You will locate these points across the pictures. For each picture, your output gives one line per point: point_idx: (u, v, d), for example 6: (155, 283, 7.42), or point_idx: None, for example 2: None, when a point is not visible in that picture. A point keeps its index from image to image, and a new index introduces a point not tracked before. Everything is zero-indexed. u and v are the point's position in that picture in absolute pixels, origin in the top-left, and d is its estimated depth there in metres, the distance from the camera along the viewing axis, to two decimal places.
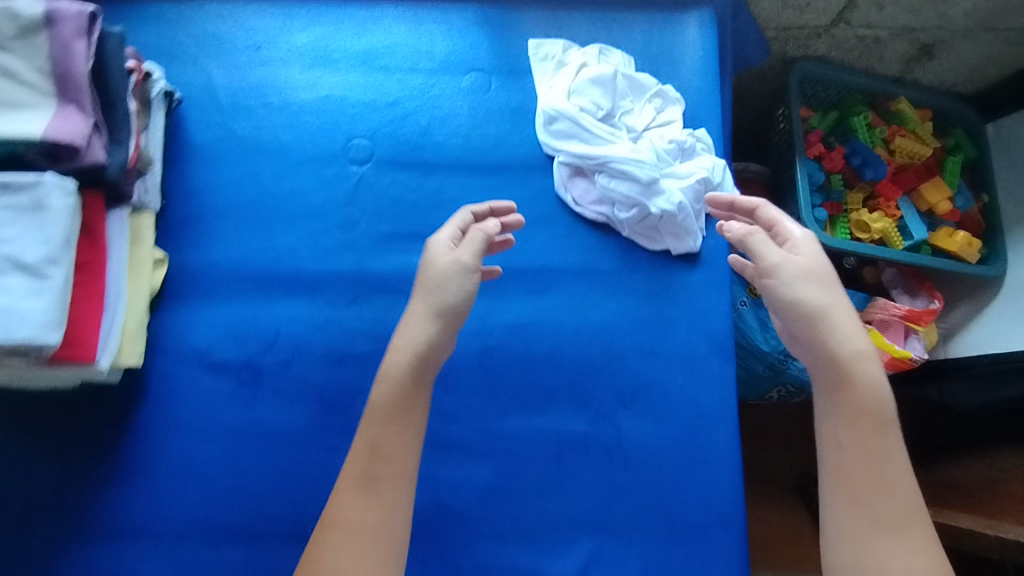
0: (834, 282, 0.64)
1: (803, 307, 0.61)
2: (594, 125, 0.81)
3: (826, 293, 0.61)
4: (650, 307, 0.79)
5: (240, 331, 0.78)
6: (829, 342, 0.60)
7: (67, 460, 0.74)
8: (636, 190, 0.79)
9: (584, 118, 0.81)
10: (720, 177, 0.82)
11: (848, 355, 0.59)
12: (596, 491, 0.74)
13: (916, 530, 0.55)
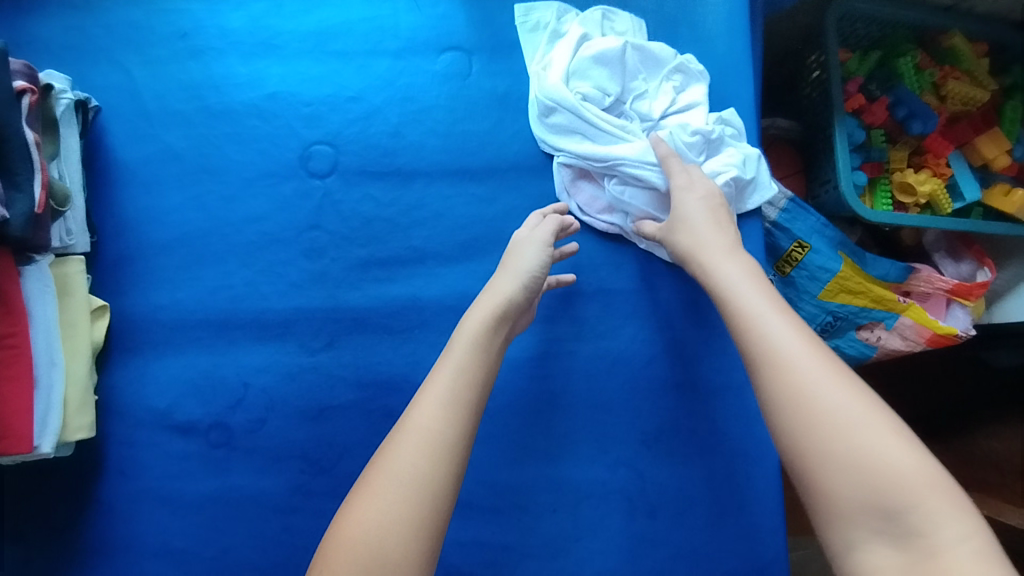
0: (700, 195, 0.63)
1: (673, 246, 0.63)
2: (598, 115, 0.68)
3: (686, 218, 0.63)
4: (672, 331, 0.69)
5: (203, 385, 0.68)
6: (686, 257, 0.61)
7: (26, 543, 0.66)
8: (653, 199, 0.67)
9: (588, 110, 0.68)
10: (753, 171, 0.69)
11: (726, 282, 0.57)
12: (620, 545, 0.66)
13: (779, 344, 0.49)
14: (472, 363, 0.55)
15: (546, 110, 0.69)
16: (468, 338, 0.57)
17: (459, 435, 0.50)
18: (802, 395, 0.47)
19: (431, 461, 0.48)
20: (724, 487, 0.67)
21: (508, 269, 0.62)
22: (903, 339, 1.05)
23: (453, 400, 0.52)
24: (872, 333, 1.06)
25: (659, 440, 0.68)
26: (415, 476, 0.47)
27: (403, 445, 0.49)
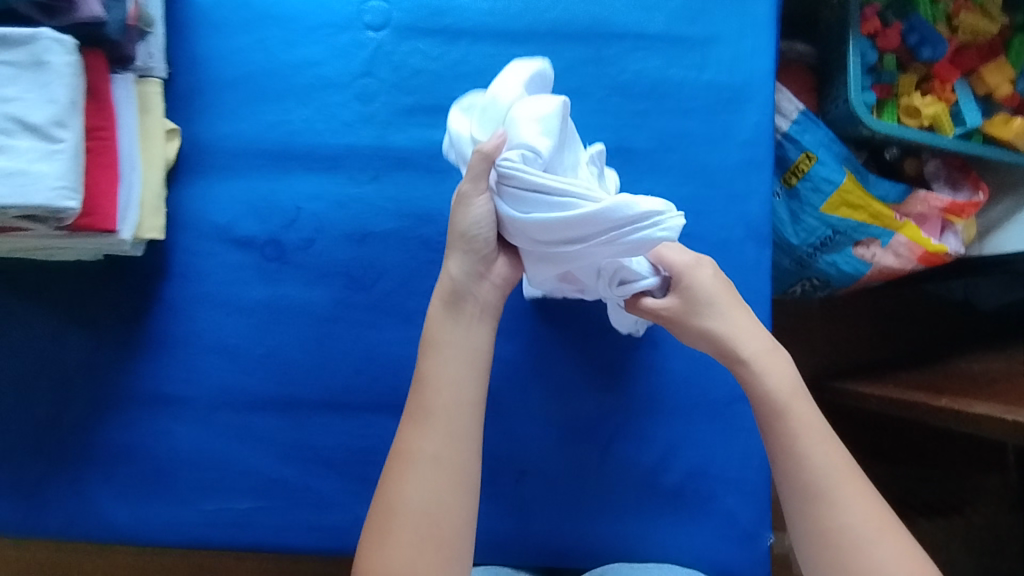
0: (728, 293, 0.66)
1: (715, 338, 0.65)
2: (561, 200, 0.58)
3: (731, 318, 0.66)
4: (687, 190, 0.75)
5: (260, 206, 0.76)
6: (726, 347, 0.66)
7: (98, 330, 0.75)
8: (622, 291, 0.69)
9: (549, 198, 0.59)
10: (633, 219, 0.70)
11: (775, 403, 0.63)
12: (624, 369, 0.75)
13: (824, 490, 0.60)
14: (446, 367, 0.63)
15: (510, 213, 0.61)
16: (462, 351, 0.64)
17: (466, 456, 0.61)
18: (831, 528, 0.59)
19: (447, 479, 0.60)
20: None
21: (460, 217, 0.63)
22: (896, 257, 1.12)
23: (449, 419, 0.62)
24: (867, 250, 1.13)
25: None
26: (436, 494, 0.59)
27: (426, 473, 0.60)
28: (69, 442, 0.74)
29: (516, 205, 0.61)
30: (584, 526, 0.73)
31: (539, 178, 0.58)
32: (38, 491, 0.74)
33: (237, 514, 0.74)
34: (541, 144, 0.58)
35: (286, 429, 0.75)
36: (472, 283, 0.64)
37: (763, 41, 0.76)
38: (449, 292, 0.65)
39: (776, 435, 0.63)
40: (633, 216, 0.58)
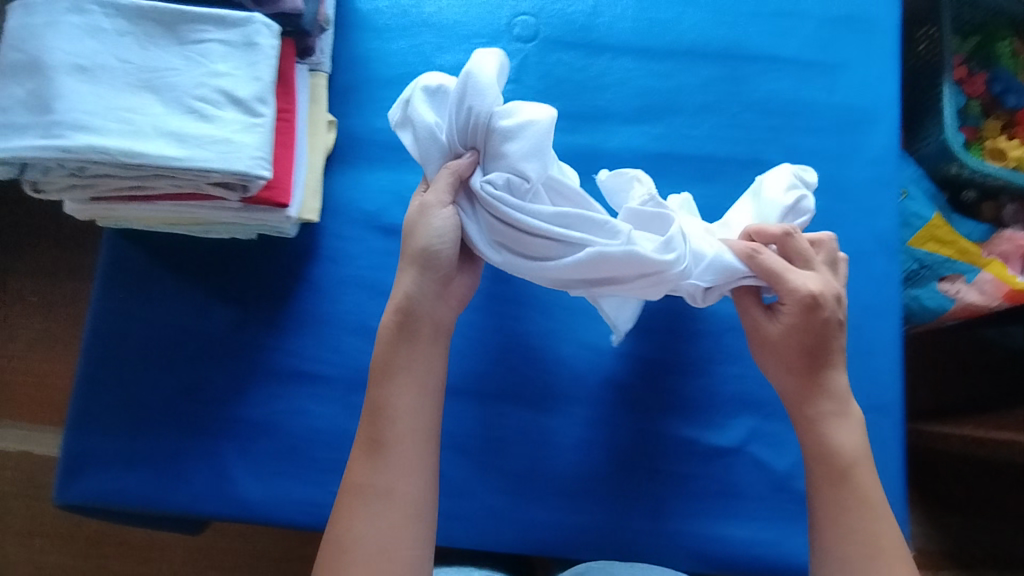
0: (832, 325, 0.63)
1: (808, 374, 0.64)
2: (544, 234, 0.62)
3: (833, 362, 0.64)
4: (817, 201, 0.79)
5: (408, 197, 0.80)
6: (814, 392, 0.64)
7: (244, 306, 0.77)
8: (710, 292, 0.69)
9: (528, 230, 0.63)
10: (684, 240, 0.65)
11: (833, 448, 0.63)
12: (757, 372, 0.76)
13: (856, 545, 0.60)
14: (416, 404, 0.62)
15: (475, 237, 0.64)
16: (416, 382, 0.63)
17: (421, 495, 0.61)
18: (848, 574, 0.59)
19: (398, 515, 0.60)
20: (853, 336, 0.77)
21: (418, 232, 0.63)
22: (982, 293, 1.09)
23: (419, 460, 0.62)
24: (952, 286, 1.11)
25: None
26: (390, 531, 0.59)
27: (368, 511, 0.60)
28: (207, 415, 0.75)
29: (492, 231, 0.64)
30: (718, 529, 0.72)
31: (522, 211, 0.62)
32: (173, 462, 0.74)
33: None
34: (531, 168, 0.62)
35: None
36: (427, 301, 0.63)
37: (886, 69, 0.82)
38: (402, 312, 0.63)
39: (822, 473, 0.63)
40: (617, 257, 0.62)
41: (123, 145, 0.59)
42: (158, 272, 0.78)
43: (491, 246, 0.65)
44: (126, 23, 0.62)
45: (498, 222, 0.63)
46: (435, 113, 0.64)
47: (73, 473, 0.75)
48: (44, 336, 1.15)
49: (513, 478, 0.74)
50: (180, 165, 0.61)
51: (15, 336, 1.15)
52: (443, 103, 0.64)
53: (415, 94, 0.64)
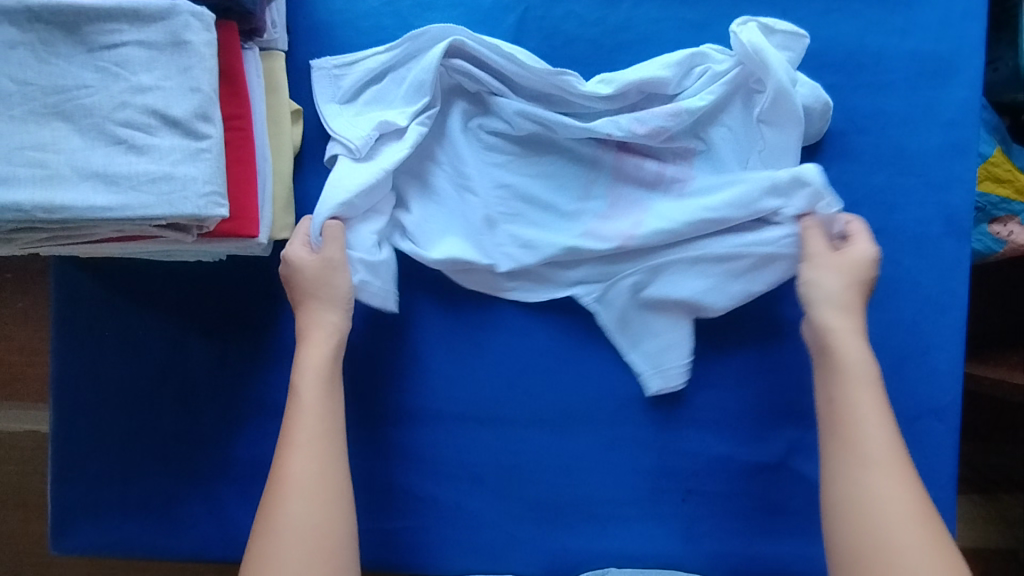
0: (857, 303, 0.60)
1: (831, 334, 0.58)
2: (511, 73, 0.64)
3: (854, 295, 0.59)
4: (879, 177, 0.67)
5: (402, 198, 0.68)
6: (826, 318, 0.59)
7: (223, 337, 0.68)
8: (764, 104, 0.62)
9: (489, 77, 0.65)
10: (690, 81, 0.64)
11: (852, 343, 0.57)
12: (802, 380, 0.68)
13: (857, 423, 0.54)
14: (320, 403, 0.59)
15: (416, 91, 0.64)
16: (323, 337, 0.61)
17: (334, 483, 0.56)
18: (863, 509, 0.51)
19: (315, 510, 0.54)
20: (912, 333, 0.67)
21: (313, 341, 0.61)
22: None
23: (317, 440, 0.57)
24: (1003, 228, 0.86)
25: None
26: (314, 530, 0.54)
27: (289, 503, 0.54)
28: (203, 455, 0.69)
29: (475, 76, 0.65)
30: (754, 548, 0.68)
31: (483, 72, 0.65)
32: (170, 508, 0.69)
33: (385, 533, 0.69)
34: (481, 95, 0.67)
35: (431, 442, 0.69)
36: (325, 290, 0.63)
37: (973, 3, 0.67)
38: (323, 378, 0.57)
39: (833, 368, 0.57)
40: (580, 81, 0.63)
41: (40, 198, 0.48)
42: (118, 302, 0.69)
43: (465, 122, 0.67)
44: (13, 30, 0.48)
45: (462, 82, 0.66)
46: (336, 83, 0.66)
47: (65, 524, 0.70)
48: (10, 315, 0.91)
49: (535, 506, 0.69)
50: (116, 215, 0.49)
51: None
52: (334, 80, 0.66)
53: (321, 73, 0.66)
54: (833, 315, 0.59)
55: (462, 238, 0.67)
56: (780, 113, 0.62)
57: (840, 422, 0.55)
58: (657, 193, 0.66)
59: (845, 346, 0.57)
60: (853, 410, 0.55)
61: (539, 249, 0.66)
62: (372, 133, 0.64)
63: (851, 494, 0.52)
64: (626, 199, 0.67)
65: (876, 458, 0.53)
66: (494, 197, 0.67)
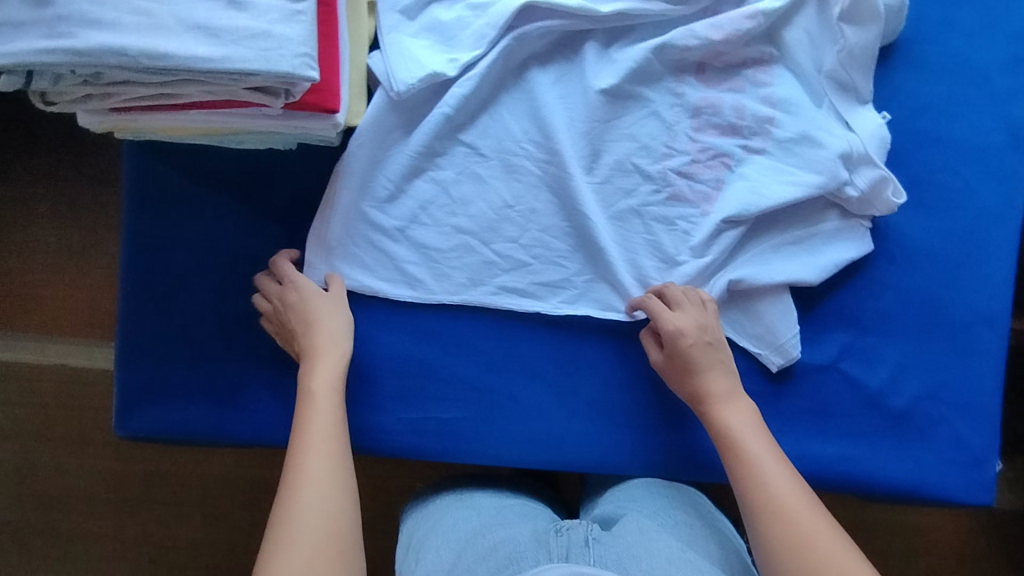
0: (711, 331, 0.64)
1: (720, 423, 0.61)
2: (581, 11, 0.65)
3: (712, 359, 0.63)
4: (944, 86, 0.68)
5: (472, 163, 0.69)
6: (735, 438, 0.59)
7: (289, 226, 0.70)
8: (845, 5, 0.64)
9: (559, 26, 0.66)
10: None
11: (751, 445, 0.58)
12: (854, 285, 0.69)
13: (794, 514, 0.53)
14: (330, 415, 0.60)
15: (480, 42, 0.66)
16: (332, 348, 0.64)
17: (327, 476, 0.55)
18: None
19: (324, 512, 0.53)
20: (965, 242, 0.68)
21: (321, 353, 0.63)
22: None
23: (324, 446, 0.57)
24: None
25: (907, 191, 0.68)
26: (324, 521, 0.53)
27: (302, 496, 0.54)
28: (265, 342, 0.70)
29: (547, 30, 0.67)
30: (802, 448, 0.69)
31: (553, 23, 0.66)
32: (232, 393, 0.71)
33: (441, 423, 0.71)
34: (555, 48, 0.69)
35: (489, 338, 0.71)
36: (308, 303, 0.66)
37: None
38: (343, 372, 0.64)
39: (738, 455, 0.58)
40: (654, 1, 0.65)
41: (144, 44, 0.49)
42: (187, 190, 0.70)
43: (539, 82, 0.68)
44: None
45: (533, 42, 0.68)
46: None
47: (129, 405, 0.71)
48: (78, 243, 1.03)
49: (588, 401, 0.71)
50: (214, 67, 0.51)
51: (18, 249, 1.03)
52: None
53: None
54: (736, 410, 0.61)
55: (436, 213, 0.69)
56: (861, 11, 0.64)
57: (747, 472, 0.57)
58: (743, 130, 0.68)
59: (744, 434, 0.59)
60: (780, 511, 0.53)
61: (585, 216, 0.68)
62: (420, 83, 0.65)
63: (767, 519, 0.54)
64: (708, 155, 0.68)
65: (787, 506, 0.54)
66: (553, 165, 0.68)
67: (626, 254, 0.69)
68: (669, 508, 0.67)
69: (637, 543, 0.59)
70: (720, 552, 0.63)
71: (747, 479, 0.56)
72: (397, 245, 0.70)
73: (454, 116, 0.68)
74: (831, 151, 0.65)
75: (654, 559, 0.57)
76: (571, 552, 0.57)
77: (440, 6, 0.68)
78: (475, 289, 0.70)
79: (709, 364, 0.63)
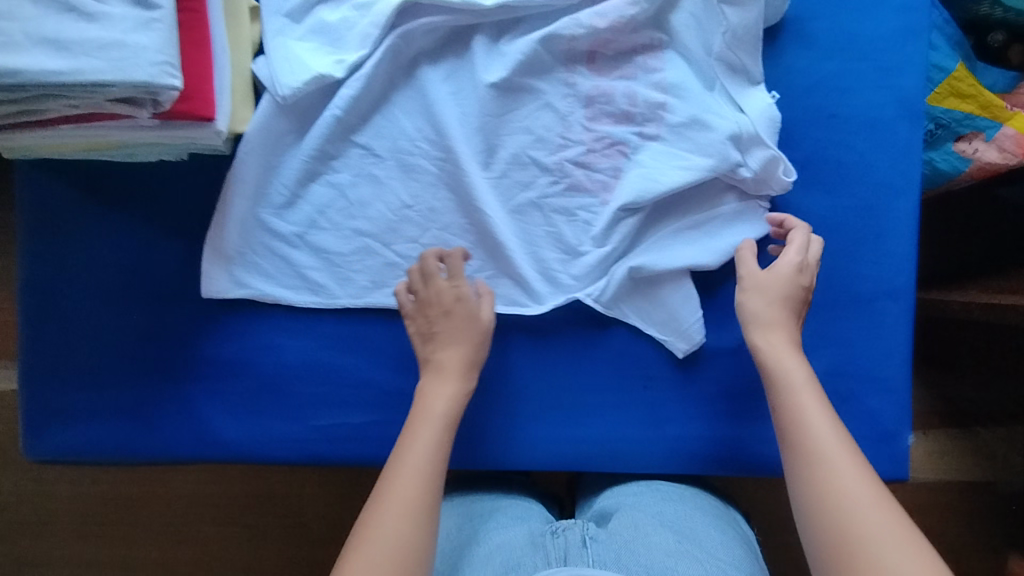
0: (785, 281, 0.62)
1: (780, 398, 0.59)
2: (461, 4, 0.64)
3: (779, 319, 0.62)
4: (834, 63, 0.68)
5: (367, 164, 0.68)
6: (793, 415, 0.57)
7: (188, 237, 0.69)
8: None
9: (443, 21, 0.66)
10: None
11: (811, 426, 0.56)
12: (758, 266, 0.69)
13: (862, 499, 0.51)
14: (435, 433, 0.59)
15: (363, 42, 0.65)
16: (469, 354, 0.64)
17: (428, 499, 0.55)
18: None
19: (400, 531, 0.53)
20: (865, 217, 0.68)
21: (441, 374, 0.63)
22: (1004, 152, 0.84)
23: (426, 469, 0.57)
24: (969, 146, 0.86)
25: (803, 169, 0.68)
26: (396, 544, 0.52)
27: (380, 518, 0.53)
28: (172, 356, 0.70)
29: (431, 25, 0.66)
30: (715, 430, 0.69)
31: (436, 18, 0.66)
32: (142, 409, 0.70)
33: (354, 428, 0.70)
34: (443, 44, 0.68)
35: (396, 339, 0.70)
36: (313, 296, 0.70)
37: None
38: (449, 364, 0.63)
39: (795, 432, 0.56)
40: None
41: None
42: (82, 206, 0.69)
43: (429, 80, 0.68)
44: None
45: (420, 39, 0.67)
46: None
47: (37, 427, 0.70)
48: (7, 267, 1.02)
49: (499, 398, 0.70)
50: (67, 79, 0.50)
51: None
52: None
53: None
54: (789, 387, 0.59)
55: (335, 216, 0.69)
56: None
57: (805, 452, 0.55)
58: (637, 117, 0.68)
59: (798, 408, 0.57)
60: (842, 491, 0.52)
61: (484, 212, 0.68)
62: (303, 86, 0.64)
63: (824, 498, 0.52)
64: (605, 144, 0.68)
65: (852, 489, 0.52)
66: (448, 161, 0.68)
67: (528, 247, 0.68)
68: (670, 503, 0.67)
69: (634, 539, 0.61)
70: (723, 536, 0.64)
71: (805, 459, 0.55)
72: (296, 250, 0.69)
73: (345, 118, 0.67)
74: (721, 134, 0.65)
75: (652, 553, 0.59)
76: (569, 555, 0.59)
77: (320, 8, 0.66)
78: (379, 291, 0.69)
79: (778, 321, 0.62)
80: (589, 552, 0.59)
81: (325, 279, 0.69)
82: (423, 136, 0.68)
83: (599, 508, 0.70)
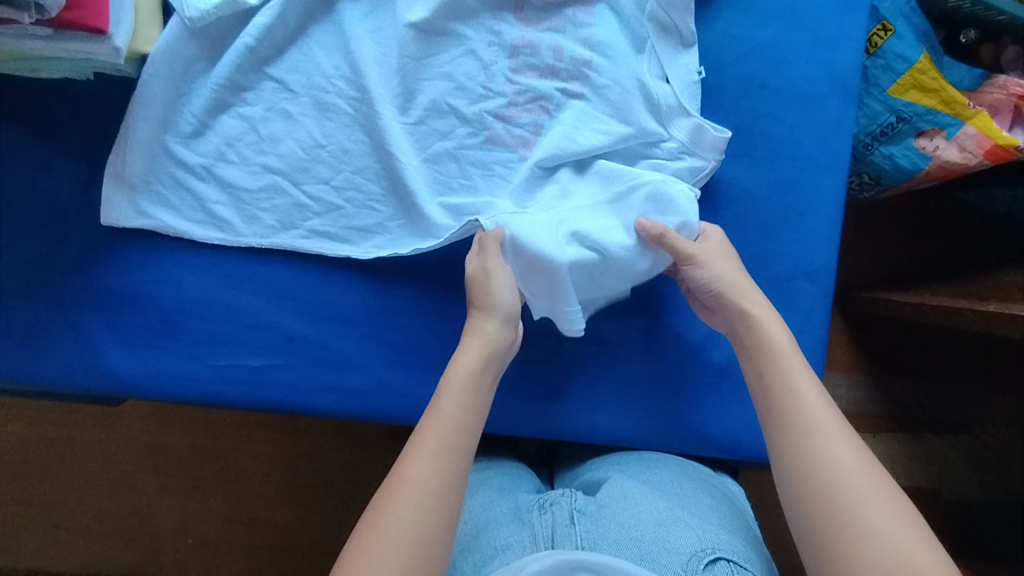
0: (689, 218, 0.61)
1: (759, 368, 0.56)
2: None
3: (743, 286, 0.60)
4: (769, 31, 0.66)
5: (279, 99, 0.66)
6: (781, 391, 0.54)
7: (92, 160, 0.67)
8: None
9: None
10: None
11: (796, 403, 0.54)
12: None
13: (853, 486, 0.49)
14: (461, 407, 0.55)
15: None
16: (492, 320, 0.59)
17: (446, 485, 0.51)
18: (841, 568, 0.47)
19: (419, 518, 0.49)
20: (789, 193, 0.66)
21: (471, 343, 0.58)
22: (965, 152, 0.79)
23: (442, 449, 0.52)
24: (930, 143, 0.81)
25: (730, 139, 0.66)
26: (411, 537, 0.48)
27: (393, 507, 0.49)
28: (67, 281, 0.67)
29: None
30: (620, 399, 0.68)
31: None
32: (30, 335, 0.67)
33: (252, 372, 0.68)
34: None
35: (302, 282, 0.68)
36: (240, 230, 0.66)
37: None
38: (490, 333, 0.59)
39: (785, 412, 0.54)
40: None
41: None
42: None
43: (350, 17, 0.66)
44: None
45: None
46: None
47: None
48: None
49: (402, 351, 0.68)
50: None
51: None
52: None
53: None
54: (766, 359, 0.56)
55: (244, 150, 0.66)
56: None
57: (794, 432, 0.53)
58: (561, 71, 0.65)
59: (787, 383, 0.55)
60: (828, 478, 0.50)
61: (395, 157, 0.65)
62: (211, 10, 0.62)
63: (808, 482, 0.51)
64: (526, 98, 0.65)
65: (838, 474, 0.50)
66: (364, 102, 0.66)
67: (440, 197, 0.66)
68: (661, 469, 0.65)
69: (625, 513, 0.58)
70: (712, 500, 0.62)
71: (794, 441, 0.52)
72: (203, 182, 0.67)
73: (258, 48, 0.65)
74: (640, 96, 0.64)
75: (643, 525, 0.57)
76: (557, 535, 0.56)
77: None
78: (286, 232, 0.67)
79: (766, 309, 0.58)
80: (578, 530, 0.57)
81: (229, 215, 0.67)
82: (339, 74, 0.66)
83: (586, 477, 0.68)
